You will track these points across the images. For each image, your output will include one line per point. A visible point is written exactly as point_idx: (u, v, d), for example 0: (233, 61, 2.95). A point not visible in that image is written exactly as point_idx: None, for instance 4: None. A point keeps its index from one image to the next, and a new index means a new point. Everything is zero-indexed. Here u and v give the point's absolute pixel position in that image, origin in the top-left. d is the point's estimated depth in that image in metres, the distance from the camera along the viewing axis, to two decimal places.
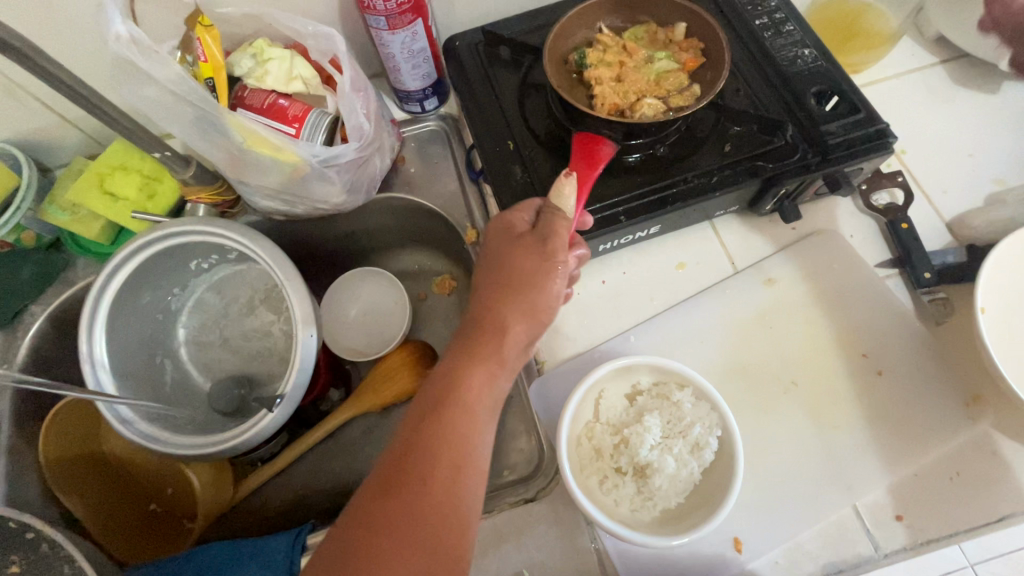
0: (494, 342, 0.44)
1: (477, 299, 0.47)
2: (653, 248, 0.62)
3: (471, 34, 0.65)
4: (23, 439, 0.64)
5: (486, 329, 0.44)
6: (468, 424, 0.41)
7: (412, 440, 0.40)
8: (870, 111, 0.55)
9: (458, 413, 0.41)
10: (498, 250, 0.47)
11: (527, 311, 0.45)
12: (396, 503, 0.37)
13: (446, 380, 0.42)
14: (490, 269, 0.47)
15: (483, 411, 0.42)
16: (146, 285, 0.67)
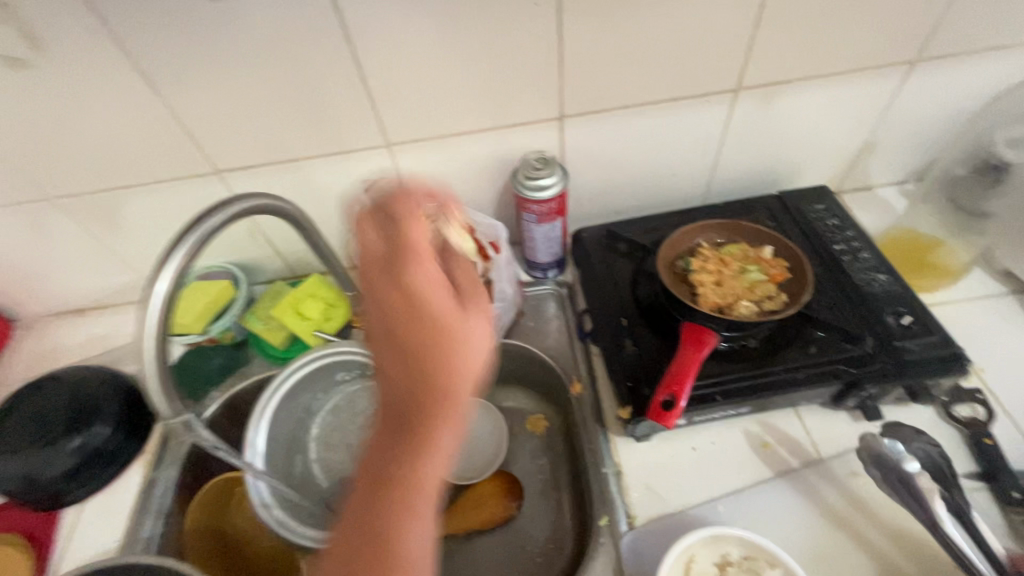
0: (428, 456, 0.48)
1: (405, 422, 0.49)
2: (741, 425, 0.69)
3: (596, 230, 0.82)
4: (178, 505, 0.75)
5: (421, 442, 0.48)
6: (400, 555, 0.45)
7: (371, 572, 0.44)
8: (943, 335, 0.63)
9: (391, 538, 0.46)
10: (444, 374, 0.50)
11: (448, 421, 0.49)
12: None
13: (364, 491, 0.48)
14: (415, 389, 0.50)
15: (417, 540, 0.46)
16: (306, 389, 0.82)
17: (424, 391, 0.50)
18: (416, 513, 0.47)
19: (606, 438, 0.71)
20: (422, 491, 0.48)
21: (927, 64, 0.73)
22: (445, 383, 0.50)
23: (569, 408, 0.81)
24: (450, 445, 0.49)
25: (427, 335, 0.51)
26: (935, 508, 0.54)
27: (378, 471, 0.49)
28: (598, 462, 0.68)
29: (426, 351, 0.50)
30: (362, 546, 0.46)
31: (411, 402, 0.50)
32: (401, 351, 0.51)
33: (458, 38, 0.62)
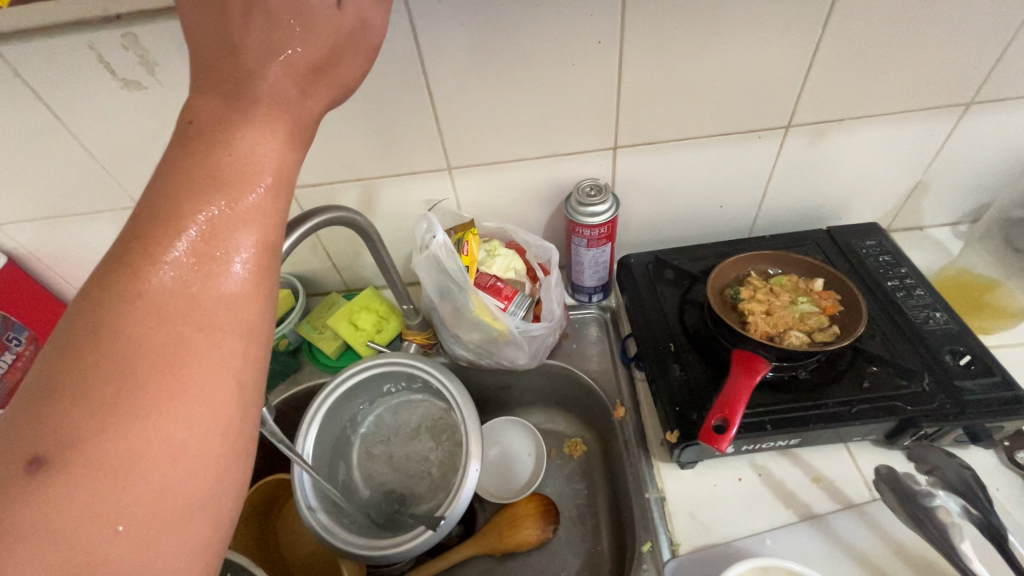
0: (247, 191, 0.33)
1: (196, 166, 0.32)
2: (789, 458, 0.68)
3: (643, 256, 0.84)
4: None
5: (236, 178, 0.32)
6: (196, 301, 0.30)
7: (124, 307, 0.29)
8: (1005, 376, 0.62)
9: (162, 333, 0.29)
10: (268, 100, 0.33)
11: (280, 135, 0.34)
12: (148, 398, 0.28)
13: (153, 212, 0.31)
14: (222, 114, 0.33)
15: (230, 289, 0.31)
16: (354, 398, 0.84)
17: (226, 122, 0.33)
18: (203, 295, 0.31)
19: (649, 463, 0.70)
20: (217, 263, 0.31)
21: (982, 107, 0.74)
22: (282, 80, 0.33)
23: (610, 432, 0.81)
24: (277, 166, 0.34)
25: (250, 27, 0.32)
26: (956, 542, 0.52)
27: (137, 231, 0.31)
28: (641, 487, 0.68)
29: (246, 60, 0.33)
30: (125, 279, 0.30)
31: (211, 134, 0.33)
32: (208, 61, 0.33)
33: (524, 72, 0.67)
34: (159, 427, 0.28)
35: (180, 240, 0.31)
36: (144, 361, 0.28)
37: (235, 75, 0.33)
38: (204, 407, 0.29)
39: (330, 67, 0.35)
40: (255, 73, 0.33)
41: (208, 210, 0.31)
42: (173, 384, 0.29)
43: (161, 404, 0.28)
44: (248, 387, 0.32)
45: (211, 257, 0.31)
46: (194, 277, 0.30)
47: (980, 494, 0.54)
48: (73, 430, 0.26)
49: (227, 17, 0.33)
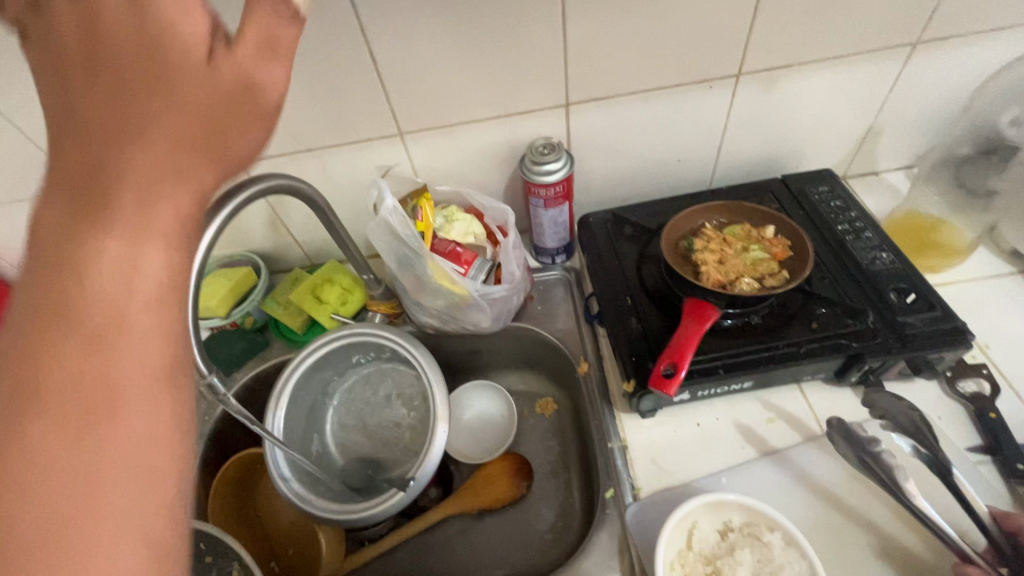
0: (138, 270, 0.28)
1: (70, 257, 0.27)
2: (745, 401, 0.70)
3: (602, 214, 0.85)
4: (204, 481, 0.79)
5: (122, 264, 0.28)
6: (90, 409, 0.26)
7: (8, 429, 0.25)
8: (945, 310, 0.64)
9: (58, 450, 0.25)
10: (148, 160, 0.28)
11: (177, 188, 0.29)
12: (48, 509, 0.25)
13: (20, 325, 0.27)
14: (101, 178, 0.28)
15: (135, 373, 0.27)
16: (323, 372, 0.85)
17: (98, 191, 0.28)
18: (100, 391, 0.27)
19: (612, 415, 0.72)
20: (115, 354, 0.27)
21: (928, 47, 0.74)
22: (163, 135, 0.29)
23: (577, 388, 0.83)
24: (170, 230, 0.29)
25: (120, 91, 0.28)
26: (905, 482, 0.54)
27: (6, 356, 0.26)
28: (605, 438, 0.71)
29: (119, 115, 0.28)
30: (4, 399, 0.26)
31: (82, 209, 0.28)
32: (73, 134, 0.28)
33: (467, 29, 0.65)
34: (84, 531, 0.25)
35: (57, 351, 0.26)
36: (42, 476, 0.25)
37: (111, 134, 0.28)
38: (127, 507, 0.26)
39: (228, 124, 0.31)
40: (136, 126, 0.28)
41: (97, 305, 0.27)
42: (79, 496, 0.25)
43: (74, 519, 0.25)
44: (181, 484, 0.29)
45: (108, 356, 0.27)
46: (86, 383, 0.26)
47: (926, 439, 0.57)
48: None
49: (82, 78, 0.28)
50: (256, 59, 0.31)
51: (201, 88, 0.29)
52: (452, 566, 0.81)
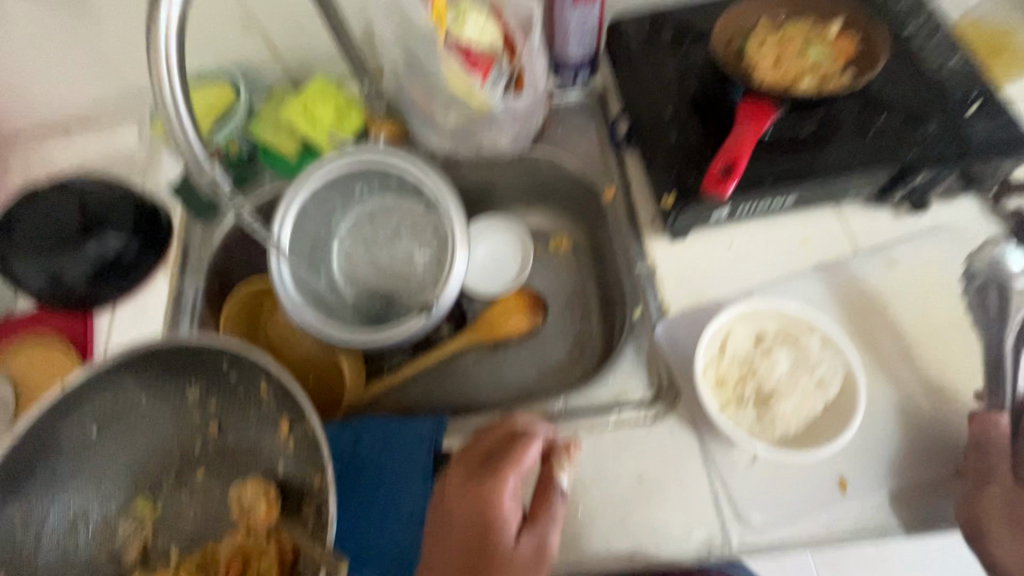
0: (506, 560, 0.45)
1: (474, 540, 0.46)
2: (780, 222, 0.67)
3: (637, 18, 0.73)
4: (210, 313, 0.76)
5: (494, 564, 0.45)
6: None
7: None
8: (1013, 117, 0.59)
9: None
10: (511, 496, 0.48)
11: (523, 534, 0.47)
12: None
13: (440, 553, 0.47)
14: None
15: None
16: (326, 202, 0.78)
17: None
18: None
19: (639, 239, 0.69)
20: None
21: None
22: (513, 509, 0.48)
23: (599, 219, 0.79)
24: (523, 541, 0.47)
25: (499, 454, 0.51)
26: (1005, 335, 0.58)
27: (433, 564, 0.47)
28: (633, 262, 0.68)
29: (492, 495, 0.47)
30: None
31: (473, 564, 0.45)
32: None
33: None
34: None
35: None
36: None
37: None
38: None
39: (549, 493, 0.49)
40: (504, 538, 0.46)
41: None
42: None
43: None
44: None
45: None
46: None
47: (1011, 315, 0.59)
48: None
49: (477, 483, 0.48)
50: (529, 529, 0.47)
51: (492, 484, 0.48)
52: (471, 390, 0.82)
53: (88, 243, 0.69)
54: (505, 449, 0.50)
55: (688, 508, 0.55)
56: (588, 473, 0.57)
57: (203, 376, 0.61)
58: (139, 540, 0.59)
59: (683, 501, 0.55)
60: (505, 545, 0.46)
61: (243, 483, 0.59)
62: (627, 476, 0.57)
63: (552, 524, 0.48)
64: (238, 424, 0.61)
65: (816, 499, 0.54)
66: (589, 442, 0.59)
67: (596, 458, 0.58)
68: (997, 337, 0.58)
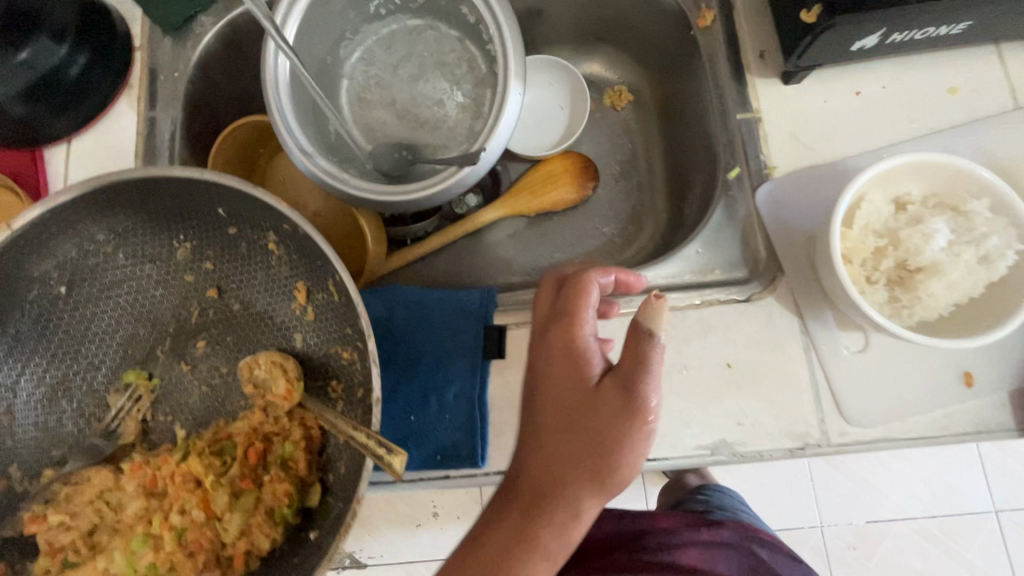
0: (596, 403, 0.37)
1: (561, 390, 0.38)
2: (925, 64, 0.53)
3: None
4: (193, 157, 0.61)
5: (586, 410, 0.37)
6: (580, 457, 0.36)
7: (529, 466, 0.37)
8: None
9: (546, 472, 0.36)
10: (591, 339, 0.39)
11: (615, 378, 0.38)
12: (549, 509, 0.36)
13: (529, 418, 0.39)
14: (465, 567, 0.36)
15: (610, 431, 0.36)
16: (332, 18, 0.61)
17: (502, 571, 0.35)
18: (590, 454, 0.36)
19: (742, 80, 0.54)
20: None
21: None
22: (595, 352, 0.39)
23: (682, 59, 0.63)
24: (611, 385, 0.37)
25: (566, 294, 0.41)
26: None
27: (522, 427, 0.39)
28: (732, 109, 0.54)
29: (569, 336, 0.39)
30: (531, 440, 0.38)
31: (563, 415, 0.37)
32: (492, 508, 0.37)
33: None
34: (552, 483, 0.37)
35: (568, 444, 0.36)
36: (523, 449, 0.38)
37: (508, 543, 0.35)
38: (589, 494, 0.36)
39: (632, 340, 0.37)
40: (593, 384, 0.38)
41: (572, 460, 0.36)
42: (555, 522, 0.35)
43: (568, 505, 0.36)
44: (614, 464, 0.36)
45: (577, 427, 0.37)
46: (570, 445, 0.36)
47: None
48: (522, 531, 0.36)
49: (551, 329, 0.40)
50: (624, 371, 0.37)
51: (566, 336, 0.39)
52: (507, 267, 0.71)
53: (20, 49, 0.51)
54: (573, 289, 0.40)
55: (784, 399, 0.47)
56: (669, 356, 0.49)
57: (194, 226, 0.48)
58: (134, 418, 0.50)
59: (779, 391, 0.48)
60: (592, 396, 0.37)
61: (254, 358, 0.49)
62: (714, 362, 0.48)
63: (650, 366, 0.37)
64: (244, 288, 0.50)
65: (935, 395, 0.46)
66: (670, 323, 0.49)
67: (678, 341, 0.49)
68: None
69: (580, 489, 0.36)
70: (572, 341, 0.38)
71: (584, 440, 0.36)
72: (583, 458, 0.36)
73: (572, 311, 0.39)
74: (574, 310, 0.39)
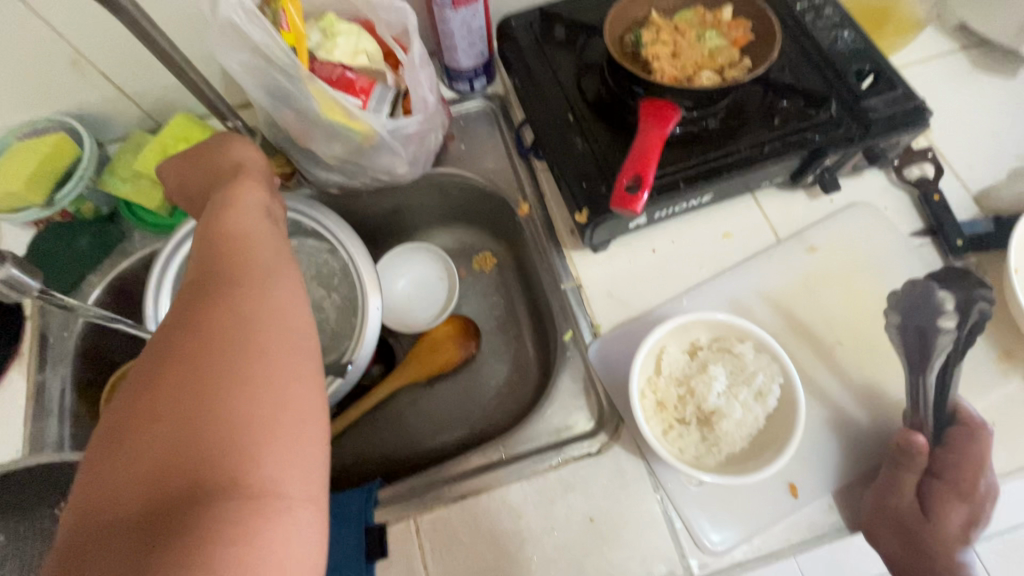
0: (248, 212, 0.43)
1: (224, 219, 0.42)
2: (700, 219, 0.65)
3: (526, 14, 0.66)
4: (85, 404, 0.65)
5: (238, 227, 0.41)
6: (239, 264, 0.38)
7: (181, 336, 0.33)
8: (906, 89, 0.58)
9: (207, 296, 0.35)
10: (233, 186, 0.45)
11: (255, 198, 0.45)
12: (202, 341, 0.32)
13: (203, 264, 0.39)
14: (172, 373, 0.31)
15: (261, 228, 0.42)
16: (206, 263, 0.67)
17: (235, 345, 0.32)
18: (250, 255, 0.39)
19: (561, 255, 0.65)
20: (242, 403, 0.30)
21: None
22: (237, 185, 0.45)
23: (518, 234, 0.74)
24: (250, 199, 0.44)
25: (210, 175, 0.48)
26: (935, 360, 0.52)
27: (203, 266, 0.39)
28: (557, 281, 0.64)
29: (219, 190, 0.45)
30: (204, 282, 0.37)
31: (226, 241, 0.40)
32: (182, 341, 0.33)
33: None
34: (223, 321, 0.34)
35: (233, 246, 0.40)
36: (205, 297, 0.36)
37: (247, 349, 0.33)
38: (267, 309, 0.35)
39: (246, 178, 0.46)
40: (240, 202, 0.43)
41: (231, 277, 0.37)
42: (227, 362, 0.32)
43: (220, 319, 0.34)
44: (271, 260, 0.40)
45: (245, 231, 0.41)
46: (235, 249, 0.39)
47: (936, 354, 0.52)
48: (182, 362, 0.32)
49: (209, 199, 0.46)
50: (259, 196, 0.45)
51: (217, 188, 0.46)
52: (407, 442, 0.75)
53: None
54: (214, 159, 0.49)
55: (644, 542, 0.52)
56: (538, 522, 0.53)
57: None
58: None
59: (639, 535, 0.52)
60: (238, 214, 0.42)
61: None
62: (578, 518, 0.53)
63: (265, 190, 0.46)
64: None
65: (767, 508, 0.53)
66: (534, 486, 0.55)
67: (543, 503, 0.54)
68: (918, 369, 0.52)
69: (244, 298, 0.35)
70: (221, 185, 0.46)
71: (240, 250, 0.39)
72: (234, 277, 0.37)
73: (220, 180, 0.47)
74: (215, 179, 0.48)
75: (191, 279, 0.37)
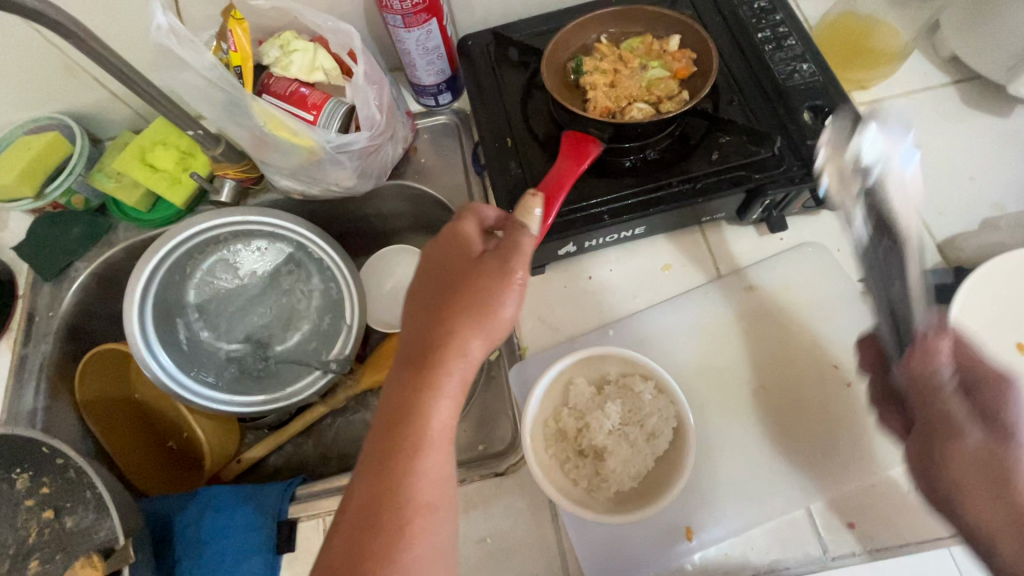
0: (483, 346, 0.43)
1: (442, 341, 0.42)
2: (642, 248, 0.64)
3: (484, 36, 0.68)
4: (62, 378, 0.72)
5: (448, 362, 0.41)
6: (428, 433, 0.40)
7: (377, 493, 0.38)
8: (861, 128, 0.55)
9: (409, 474, 0.39)
10: (459, 299, 0.43)
11: (477, 333, 0.42)
12: (383, 531, 0.38)
13: (399, 396, 0.41)
14: (368, 550, 0.37)
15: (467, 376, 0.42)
16: (196, 267, 0.73)
17: (408, 546, 0.38)
18: (446, 423, 0.41)
19: None
20: None
21: None
22: (461, 306, 0.43)
23: None
24: (476, 349, 0.43)
25: (436, 261, 0.45)
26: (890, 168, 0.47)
27: (408, 390, 0.41)
28: None
29: (452, 287, 0.43)
30: (404, 436, 0.40)
31: (431, 380, 0.41)
32: (372, 518, 0.38)
33: None
34: (410, 520, 0.38)
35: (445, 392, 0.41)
36: (400, 467, 0.39)
37: (413, 564, 0.37)
38: (437, 514, 0.39)
39: (466, 283, 0.43)
40: (458, 336, 0.42)
41: (435, 447, 0.40)
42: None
43: (409, 517, 0.38)
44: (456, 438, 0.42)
45: (448, 369, 0.41)
46: (450, 407, 0.41)
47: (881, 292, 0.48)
48: (365, 545, 0.37)
49: (423, 283, 0.45)
50: (473, 334, 0.42)
51: (444, 294, 0.44)
52: (354, 439, 0.79)
53: None
54: (449, 241, 0.46)
55: (531, 566, 0.53)
56: None
57: (31, 461, 0.59)
58: None
59: (528, 560, 0.53)
60: (454, 351, 0.42)
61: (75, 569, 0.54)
62: (472, 536, 0.54)
63: (478, 322, 0.42)
64: (76, 506, 0.57)
65: (660, 548, 0.52)
66: None
67: None
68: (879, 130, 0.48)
69: (427, 491, 0.39)
70: (453, 267, 0.44)
71: (443, 404, 0.41)
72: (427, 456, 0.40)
73: (451, 286, 0.44)
74: (446, 270, 0.45)
75: (396, 423, 0.40)
